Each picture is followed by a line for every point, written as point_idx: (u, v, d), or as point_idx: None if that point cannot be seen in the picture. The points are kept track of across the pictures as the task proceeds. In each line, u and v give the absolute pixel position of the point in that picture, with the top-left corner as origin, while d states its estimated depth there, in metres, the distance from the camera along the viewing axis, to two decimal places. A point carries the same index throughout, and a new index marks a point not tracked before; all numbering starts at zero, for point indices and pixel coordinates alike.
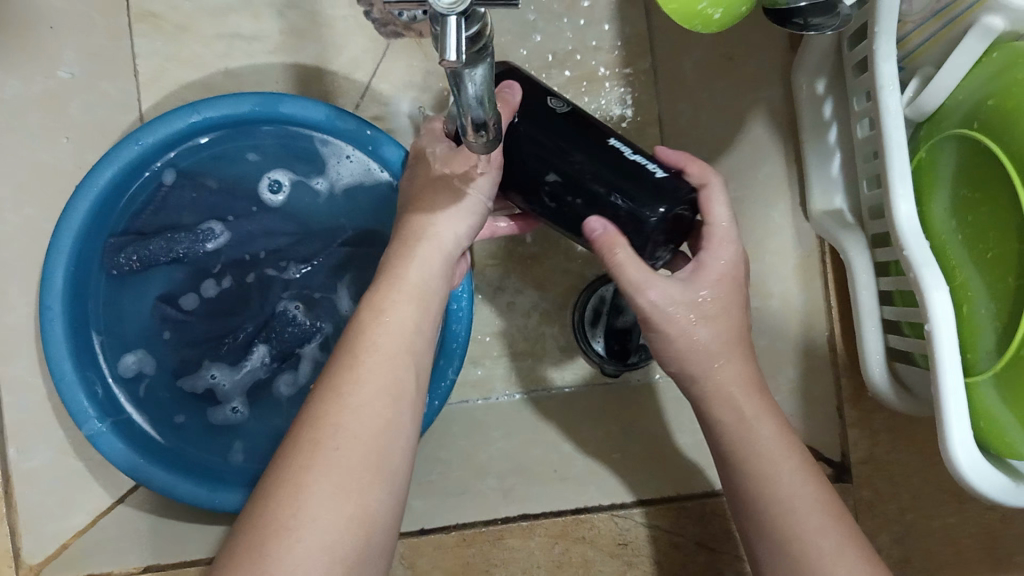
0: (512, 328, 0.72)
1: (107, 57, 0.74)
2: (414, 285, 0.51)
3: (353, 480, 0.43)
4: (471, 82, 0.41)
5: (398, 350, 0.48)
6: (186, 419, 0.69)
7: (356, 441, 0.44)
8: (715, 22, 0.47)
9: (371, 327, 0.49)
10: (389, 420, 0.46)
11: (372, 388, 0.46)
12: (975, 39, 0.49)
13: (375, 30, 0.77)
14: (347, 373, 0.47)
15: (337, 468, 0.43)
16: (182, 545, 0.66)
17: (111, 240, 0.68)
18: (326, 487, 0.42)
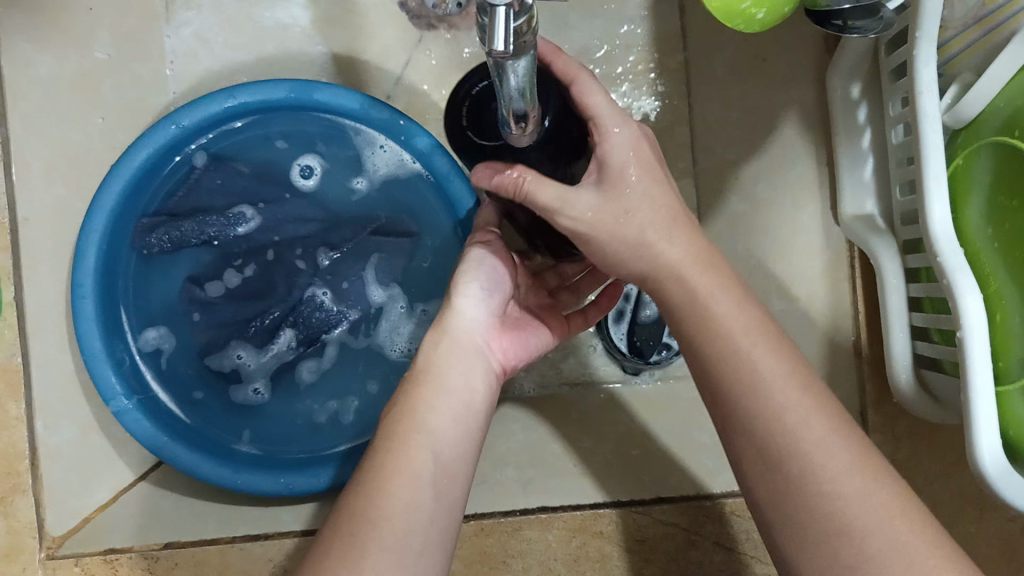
0: None
1: (142, 39, 0.74)
2: (456, 345, 0.55)
3: (415, 523, 0.46)
4: (515, 72, 0.40)
5: (449, 401, 0.51)
6: (205, 395, 0.69)
7: (417, 489, 0.47)
8: (758, 22, 0.47)
9: (424, 382, 0.52)
10: (445, 474, 0.49)
11: (430, 441, 0.49)
12: (1018, 46, 0.49)
13: (406, 20, 0.77)
14: (405, 428, 0.49)
15: (403, 511, 0.46)
16: (204, 524, 0.66)
17: (143, 220, 0.69)
18: (395, 528, 0.45)
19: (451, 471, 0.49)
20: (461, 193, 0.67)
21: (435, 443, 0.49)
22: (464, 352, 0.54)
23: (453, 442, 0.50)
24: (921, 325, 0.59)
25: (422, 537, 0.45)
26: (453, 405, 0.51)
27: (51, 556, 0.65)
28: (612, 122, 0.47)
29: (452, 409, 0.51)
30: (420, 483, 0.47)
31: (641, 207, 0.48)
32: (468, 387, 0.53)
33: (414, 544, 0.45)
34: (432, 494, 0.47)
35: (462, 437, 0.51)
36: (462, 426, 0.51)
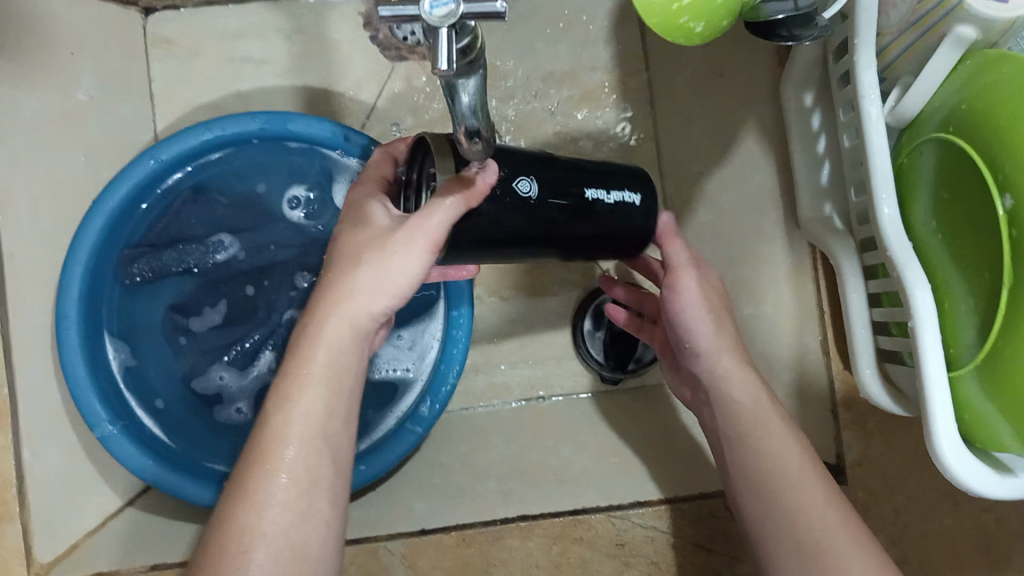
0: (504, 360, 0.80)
1: (120, 79, 0.78)
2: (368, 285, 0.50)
3: (297, 480, 0.47)
4: (466, 92, 0.44)
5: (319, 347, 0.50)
6: (167, 403, 0.71)
7: (288, 478, 0.47)
8: (697, 35, 0.50)
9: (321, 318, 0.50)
10: (331, 426, 0.49)
11: (315, 402, 0.49)
12: (948, 48, 0.51)
13: (380, 53, 0.82)
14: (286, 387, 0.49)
15: (272, 503, 0.46)
16: (160, 543, 0.70)
17: (126, 251, 0.71)
18: (274, 496, 0.46)
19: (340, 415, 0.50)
20: None
21: (319, 401, 0.49)
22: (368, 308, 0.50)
23: (342, 368, 0.50)
24: (880, 320, 0.61)
25: (306, 524, 0.47)
26: (304, 389, 0.49)
27: None
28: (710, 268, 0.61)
29: (320, 392, 0.49)
30: (297, 448, 0.48)
31: (718, 300, 0.59)
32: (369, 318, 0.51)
33: (288, 530, 0.46)
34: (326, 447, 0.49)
35: (353, 361, 0.51)
36: (344, 356, 0.51)
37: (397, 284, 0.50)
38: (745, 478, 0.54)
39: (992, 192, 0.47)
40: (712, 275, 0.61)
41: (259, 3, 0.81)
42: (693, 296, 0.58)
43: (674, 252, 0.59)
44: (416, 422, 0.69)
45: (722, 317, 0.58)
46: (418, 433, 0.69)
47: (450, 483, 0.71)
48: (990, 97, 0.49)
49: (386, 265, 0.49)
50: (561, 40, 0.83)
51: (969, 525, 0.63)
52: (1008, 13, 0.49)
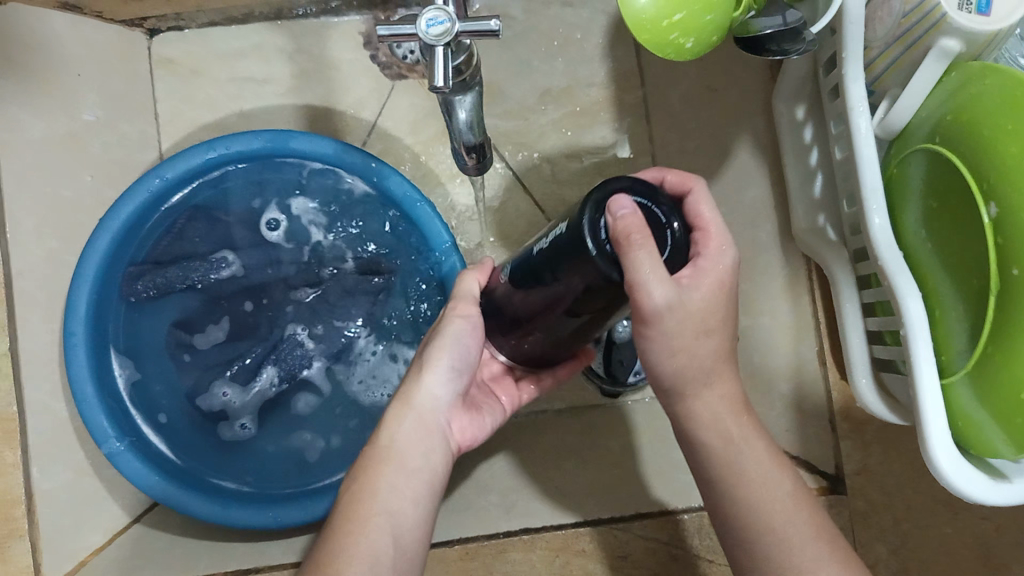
0: None
1: (125, 100, 0.79)
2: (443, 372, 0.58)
3: (387, 528, 0.51)
4: (463, 109, 0.48)
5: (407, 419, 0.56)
6: (169, 417, 0.71)
7: (382, 524, 0.51)
8: (688, 51, 0.51)
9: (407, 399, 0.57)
10: (417, 497, 0.53)
11: (399, 470, 0.54)
12: (934, 60, 0.53)
13: (379, 72, 0.83)
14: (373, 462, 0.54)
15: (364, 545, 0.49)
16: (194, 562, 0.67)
17: (131, 268, 0.71)
18: (370, 553, 0.49)
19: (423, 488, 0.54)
20: (398, 186, 0.71)
21: (405, 472, 0.54)
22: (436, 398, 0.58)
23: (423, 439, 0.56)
24: (874, 329, 0.62)
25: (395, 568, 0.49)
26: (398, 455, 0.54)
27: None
28: (716, 243, 0.48)
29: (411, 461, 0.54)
30: (387, 511, 0.51)
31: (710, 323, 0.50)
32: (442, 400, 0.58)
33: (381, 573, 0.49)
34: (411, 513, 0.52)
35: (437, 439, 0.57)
36: (427, 431, 0.57)
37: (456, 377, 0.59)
38: (731, 508, 0.53)
39: (978, 201, 0.48)
40: (716, 266, 0.47)
41: (260, 24, 0.83)
42: (676, 317, 0.47)
43: (635, 262, 0.42)
44: None
45: (708, 333, 0.50)
46: None
47: (453, 496, 0.72)
48: (975, 108, 0.50)
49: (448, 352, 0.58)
50: (556, 58, 0.85)
51: (969, 533, 0.63)
52: (993, 25, 0.51)
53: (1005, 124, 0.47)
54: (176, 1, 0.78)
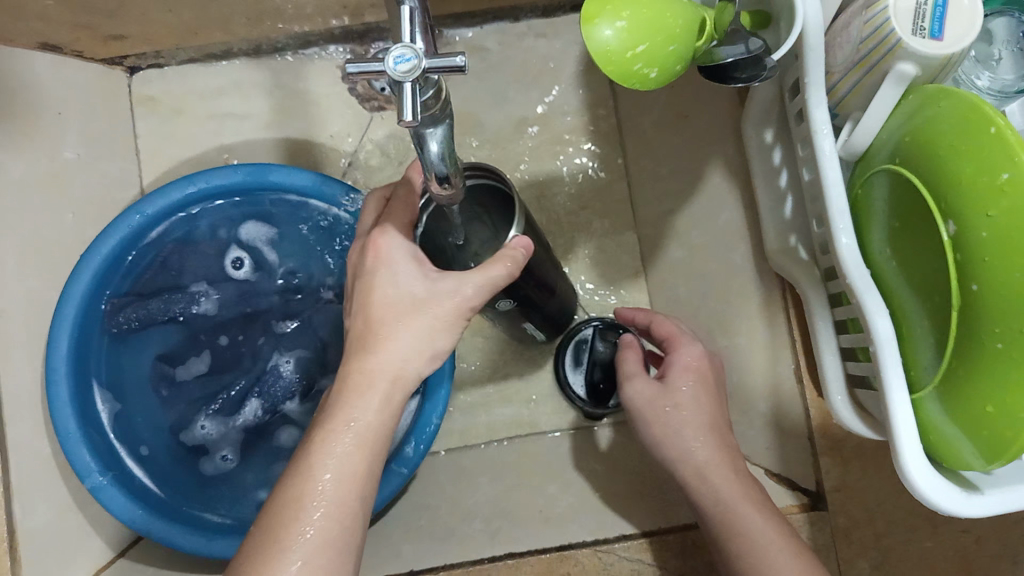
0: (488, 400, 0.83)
1: (106, 139, 0.80)
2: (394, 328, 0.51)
3: (323, 519, 0.45)
4: (434, 141, 0.48)
5: (358, 385, 0.50)
6: (151, 449, 0.72)
7: (318, 515, 0.46)
8: (653, 82, 0.53)
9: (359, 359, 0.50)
10: (342, 510, 0.46)
11: (329, 477, 0.47)
12: (891, 85, 0.54)
13: (358, 105, 0.85)
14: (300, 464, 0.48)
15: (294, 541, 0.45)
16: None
17: (113, 301, 0.72)
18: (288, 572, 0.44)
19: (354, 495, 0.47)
20: None
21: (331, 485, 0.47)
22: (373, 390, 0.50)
23: (371, 412, 0.49)
24: (847, 347, 0.62)
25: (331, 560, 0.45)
26: (350, 437, 0.48)
27: None
28: (678, 388, 0.65)
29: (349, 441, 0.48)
30: (314, 524, 0.45)
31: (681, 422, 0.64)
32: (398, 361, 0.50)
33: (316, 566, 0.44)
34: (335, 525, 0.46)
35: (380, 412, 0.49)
36: (371, 403, 0.49)
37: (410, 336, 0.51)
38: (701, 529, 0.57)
39: (937, 218, 0.49)
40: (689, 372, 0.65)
41: (240, 60, 0.84)
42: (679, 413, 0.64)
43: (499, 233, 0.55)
44: (403, 463, 0.69)
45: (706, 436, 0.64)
46: (404, 473, 0.69)
47: (437, 524, 0.72)
48: (931, 129, 0.51)
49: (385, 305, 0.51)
50: (533, 89, 0.87)
51: (949, 546, 0.64)
52: (945, 49, 0.52)
53: (959, 144, 0.48)
54: (156, 40, 0.79)
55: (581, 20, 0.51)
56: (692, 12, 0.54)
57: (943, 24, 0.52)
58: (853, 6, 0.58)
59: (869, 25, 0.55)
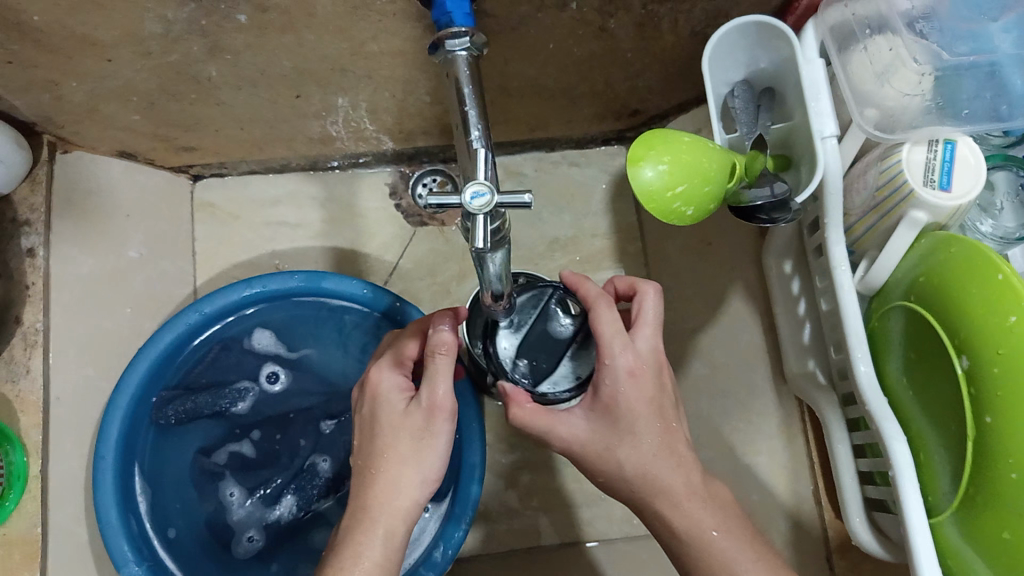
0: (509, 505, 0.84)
1: (167, 243, 0.85)
2: (397, 427, 0.58)
3: None
4: (493, 263, 0.54)
5: (382, 482, 0.56)
6: (178, 533, 0.73)
7: None
8: (690, 217, 0.59)
9: (376, 455, 0.57)
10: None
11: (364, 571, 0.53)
12: (905, 229, 0.60)
13: (403, 219, 0.91)
14: (352, 554, 0.54)
15: None
16: None
17: (163, 393, 0.74)
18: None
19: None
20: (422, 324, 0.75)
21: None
22: (411, 488, 0.56)
23: (399, 503, 0.56)
24: (865, 470, 0.66)
25: None
26: (383, 532, 0.55)
27: None
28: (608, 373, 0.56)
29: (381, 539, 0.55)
30: None
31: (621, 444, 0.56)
32: (416, 455, 0.57)
33: None
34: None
35: (409, 497, 0.56)
36: (401, 497, 0.56)
37: (415, 431, 0.57)
38: None
39: (951, 353, 0.53)
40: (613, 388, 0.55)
41: (296, 174, 0.91)
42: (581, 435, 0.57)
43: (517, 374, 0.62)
44: (430, 567, 0.70)
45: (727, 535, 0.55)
46: None
47: None
48: (943, 272, 0.56)
49: (385, 419, 0.58)
50: (566, 212, 0.93)
51: None
52: (954, 200, 0.58)
53: (971, 287, 0.53)
54: (223, 152, 0.85)
55: (627, 162, 0.57)
56: (722, 159, 0.60)
57: (950, 177, 0.59)
58: (869, 155, 0.64)
59: (884, 175, 0.61)
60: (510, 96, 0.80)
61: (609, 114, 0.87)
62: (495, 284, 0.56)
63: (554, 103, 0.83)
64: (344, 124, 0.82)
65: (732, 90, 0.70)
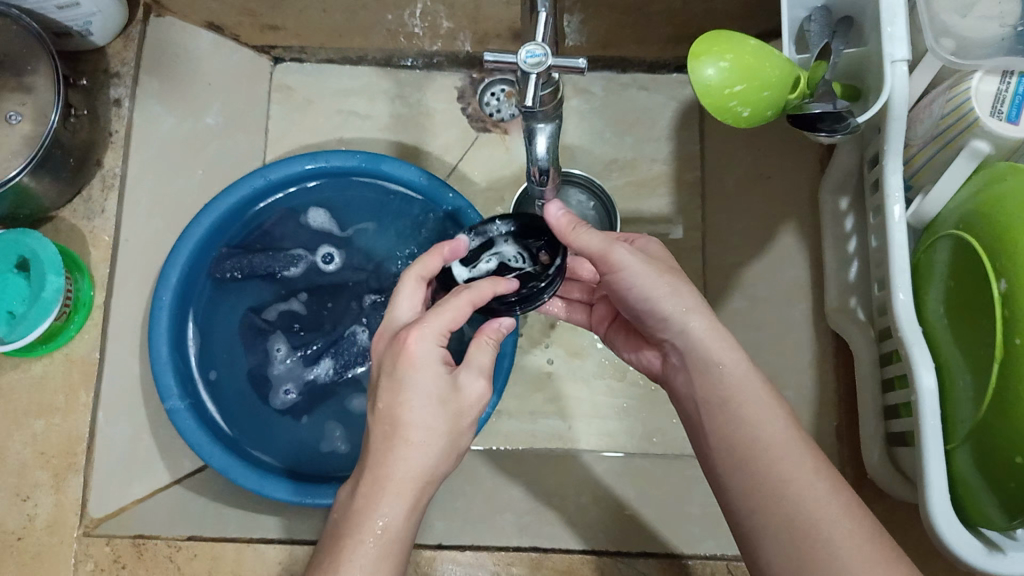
0: (536, 411, 0.86)
1: (245, 116, 0.89)
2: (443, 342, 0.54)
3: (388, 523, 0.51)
4: (542, 136, 0.55)
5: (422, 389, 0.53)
6: (219, 376, 0.78)
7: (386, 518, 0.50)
8: (745, 121, 0.59)
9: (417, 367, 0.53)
10: (409, 507, 0.52)
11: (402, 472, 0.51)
12: (965, 158, 0.59)
13: (467, 123, 0.92)
14: (382, 463, 0.52)
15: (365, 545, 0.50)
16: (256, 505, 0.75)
17: (222, 249, 0.79)
18: (375, 536, 0.50)
19: (421, 494, 0.52)
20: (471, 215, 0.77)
21: (408, 484, 0.51)
22: (428, 415, 0.52)
23: (439, 411, 0.53)
24: (893, 404, 0.65)
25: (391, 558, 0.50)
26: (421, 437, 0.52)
27: (88, 533, 0.71)
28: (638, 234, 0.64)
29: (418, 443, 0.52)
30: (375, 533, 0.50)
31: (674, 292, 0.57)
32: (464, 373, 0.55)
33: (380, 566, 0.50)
34: (415, 499, 0.52)
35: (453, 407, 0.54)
36: (444, 407, 0.53)
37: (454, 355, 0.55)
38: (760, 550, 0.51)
39: (990, 277, 0.53)
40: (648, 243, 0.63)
41: (371, 68, 0.93)
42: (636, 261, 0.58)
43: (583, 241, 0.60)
44: None
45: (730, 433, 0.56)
46: None
47: (470, 510, 0.79)
48: (995, 199, 0.55)
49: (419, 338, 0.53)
50: (628, 135, 0.93)
51: None
52: (1020, 133, 0.57)
53: (1021, 213, 0.52)
54: (303, 36, 0.88)
55: (688, 57, 0.57)
56: (787, 70, 0.59)
57: (1020, 111, 0.57)
58: (940, 86, 0.62)
59: (951, 103, 0.59)
60: (587, 6, 0.81)
61: (684, 38, 0.86)
62: (540, 159, 0.57)
63: (628, 20, 0.83)
64: (421, 18, 0.84)
65: (811, 15, 0.69)
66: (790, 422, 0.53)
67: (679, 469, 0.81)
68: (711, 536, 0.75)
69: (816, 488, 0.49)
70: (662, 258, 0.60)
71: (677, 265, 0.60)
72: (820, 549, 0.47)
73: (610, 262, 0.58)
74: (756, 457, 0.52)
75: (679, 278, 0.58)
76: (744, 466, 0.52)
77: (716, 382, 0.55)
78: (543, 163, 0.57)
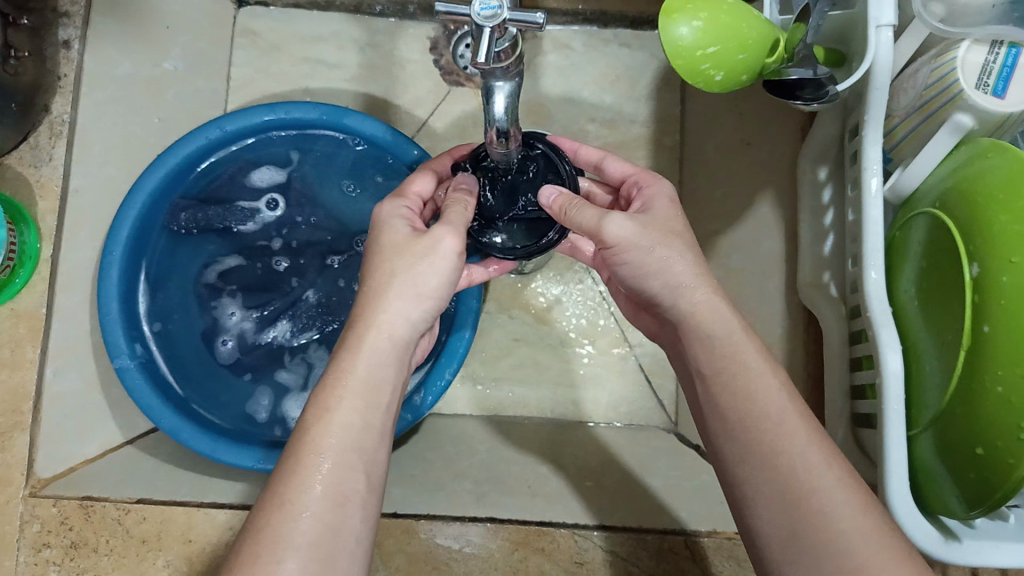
0: (504, 377, 0.85)
1: (205, 62, 0.85)
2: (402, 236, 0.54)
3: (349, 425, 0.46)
4: (501, 94, 0.51)
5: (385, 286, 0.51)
6: (172, 333, 0.76)
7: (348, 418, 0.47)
8: (718, 84, 0.56)
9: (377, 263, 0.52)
10: (372, 411, 0.48)
11: (364, 365, 0.49)
12: (946, 133, 0.55)
13: (440, 76, 0.89)
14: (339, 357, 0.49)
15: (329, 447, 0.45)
16: (210, 467, 0.73)
17: (176, 202, 0.76)
18: (344, 427, 0.46)
19: (388, 392, 0.49)
20: None
21: (358, 405, 0.47)
22: (409, 300, 0.51)
23: (406, 303, 0.51)
24: (860, 384, 0.63)
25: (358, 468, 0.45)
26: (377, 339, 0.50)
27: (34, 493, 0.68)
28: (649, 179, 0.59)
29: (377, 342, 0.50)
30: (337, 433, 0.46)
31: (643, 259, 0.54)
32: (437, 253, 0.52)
33: (350, 472, 0.45)
34: (375, 398, 0.48)
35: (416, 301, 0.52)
36: (413, 296, 0.51)
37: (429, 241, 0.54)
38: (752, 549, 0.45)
39: (963, 260, 0.51)
40: (659, 194, 0.57)
41: (341, 14, 0.89)
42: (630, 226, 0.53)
43: (579, 216, 0.54)
44: (409, 410, 0.72)
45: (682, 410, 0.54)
46: (408, 420, 0.71)
47: (428, 477, 0.73)
48: (973, 176, 0.52)
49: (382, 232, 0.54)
50: (608, 93, 0.90)
51: None
52: (1004, 108, 0.54)
53: (997, 194, 0.50)
54: None
55: (660, 14, 0.53)
56: (763, 31, 0.56)
57: (1007, 83, 0.54)
58: (926, 54, 0.59)
59: (936, 74, 0.56)
60: None
61: None
62: (500, 122, 0.53)
63: None
64: None
65: None
66: (774, 398, 0.47)
67: (647, 441, 0.79)
68: (683, 512, 0.67)
69: (801, 450, 0.45)
70: (663, 218, 0.55)
71: (680, 228, 0.55)
72: (816, 525, 0.42)
73: (604, 239, 0.54)
74: (752, 428, 0.46)
75: (675, 248, 0.53)
76: (738, 436, 0.47)
77: (707, 357, 0.50)
78: (504, 125, 0.53)
